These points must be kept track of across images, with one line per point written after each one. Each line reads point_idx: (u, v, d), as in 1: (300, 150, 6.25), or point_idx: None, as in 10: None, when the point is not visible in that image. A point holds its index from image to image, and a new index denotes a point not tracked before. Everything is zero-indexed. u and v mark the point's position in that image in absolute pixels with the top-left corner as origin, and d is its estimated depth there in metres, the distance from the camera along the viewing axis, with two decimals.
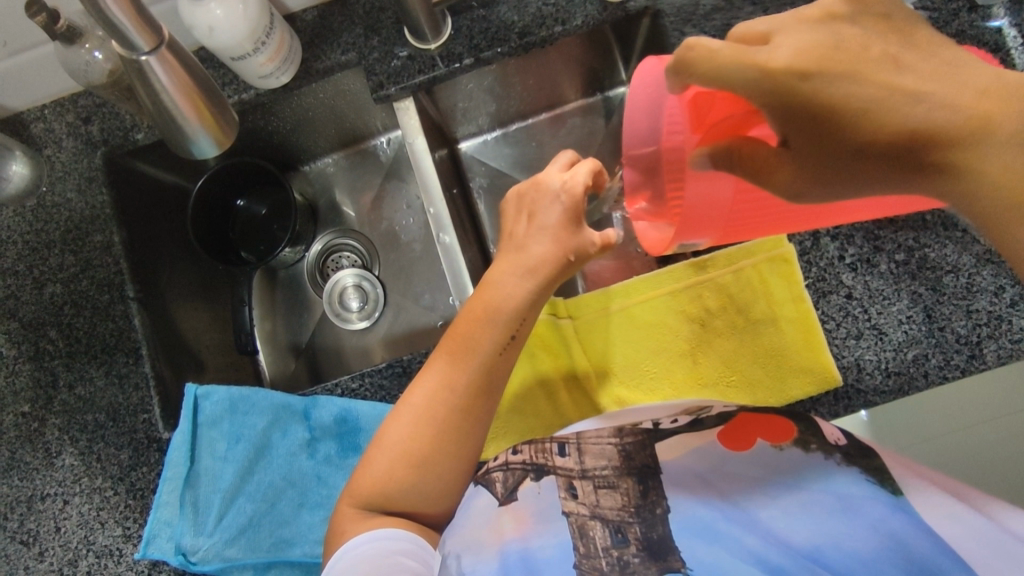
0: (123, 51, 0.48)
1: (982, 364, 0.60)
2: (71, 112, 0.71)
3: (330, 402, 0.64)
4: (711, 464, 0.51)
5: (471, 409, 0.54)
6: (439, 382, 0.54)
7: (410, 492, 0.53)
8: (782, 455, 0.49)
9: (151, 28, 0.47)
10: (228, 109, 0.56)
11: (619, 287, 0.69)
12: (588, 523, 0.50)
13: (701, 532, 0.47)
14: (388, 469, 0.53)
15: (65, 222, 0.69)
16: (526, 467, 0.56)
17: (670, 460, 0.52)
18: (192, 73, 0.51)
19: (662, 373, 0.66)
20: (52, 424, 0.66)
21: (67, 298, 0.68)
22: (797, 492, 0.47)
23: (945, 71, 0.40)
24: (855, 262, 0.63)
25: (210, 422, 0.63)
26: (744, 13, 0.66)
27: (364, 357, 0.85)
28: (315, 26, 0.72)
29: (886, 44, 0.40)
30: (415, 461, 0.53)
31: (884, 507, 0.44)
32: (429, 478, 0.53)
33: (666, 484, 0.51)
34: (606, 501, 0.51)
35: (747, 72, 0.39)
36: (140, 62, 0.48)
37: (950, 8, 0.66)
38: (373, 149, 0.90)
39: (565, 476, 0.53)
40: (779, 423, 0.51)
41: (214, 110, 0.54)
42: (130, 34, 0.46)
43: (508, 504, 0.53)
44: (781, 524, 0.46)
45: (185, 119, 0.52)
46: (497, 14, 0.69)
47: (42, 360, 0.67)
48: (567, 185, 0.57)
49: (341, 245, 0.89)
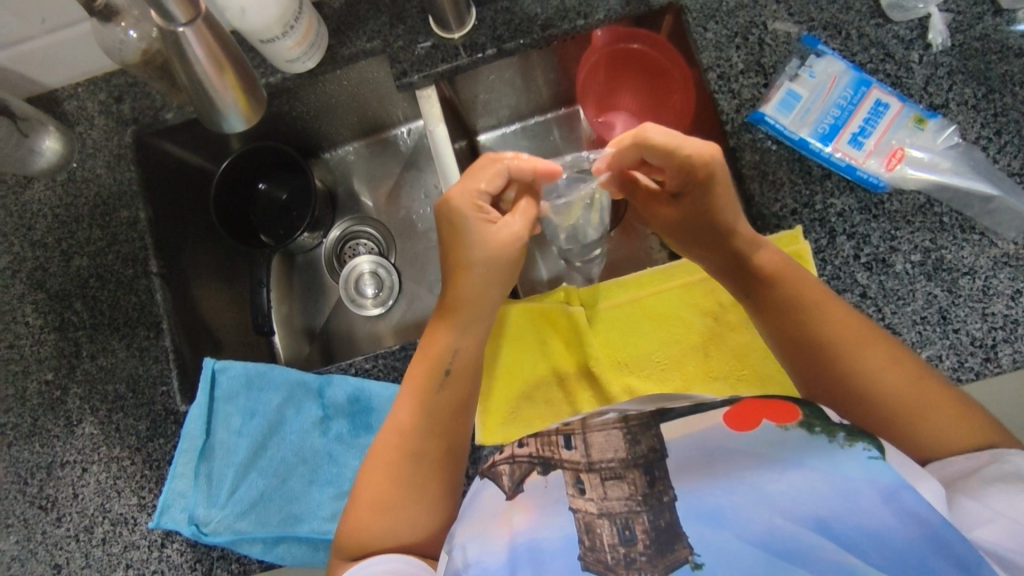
0: (161, 21, 0.49)
1: (997, 367, 0.61)
2: (103, 91, 0.72)
3: (343, 380, 0.65)
4: (713, 443, 0.49)
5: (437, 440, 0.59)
6: (405, 424, 0.59)
7: (399, 529, 0.56)
8: (787, 435, 0.48)
9: (188, 1, 0.48)
10: (260, 88, 0.57)
11: (631, 278, 0.69)
12: (596, 522, 0.48)
13: (704, 514, 0.46)
14: (368, 514, 0.56)
15: (94, 198, 0.71)
16: (532, 460, 0.52)
17: (675, 440, 0.50)
18: (226, 49, 0.52)
19: (673, 363, 0.66)
20: (74, 393, 0.68)
21: (93, 272, 0.70)
22: (803, 470, 0.47)
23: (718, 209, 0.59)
24: (870, 261, 0.64)
25: (227, 396, 0.65)
26: (768, 12, 0.69)
27: (377, 341, 0.87)
28: (343, 14, 0.72)
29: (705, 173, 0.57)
30: (398, 486, 0.57)
31: (883, 488, 0.45)
32: (405, 511, 0.57)
33: (672, 473, 0.48)
34: (612, 493, 0.48)
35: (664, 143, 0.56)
36: (177, 33, 0.49)
37: (974, 11, 0.67)
38: (394, 138, 0.91)
39: (571, 470, 0.51)
40: (784, 405, 0.51)
41: (244, 89, 0.55)
42: (167, 5, 0.47)
43: (517, 497, 0.51)
44: (789, 497, 0.46)
45: (218, 93, 0.54)
46: (520, 6, 0.70)
47: (67, 331, 0.69)
48: (483, 235, 0.60)
49: (358, 232, 0.90)
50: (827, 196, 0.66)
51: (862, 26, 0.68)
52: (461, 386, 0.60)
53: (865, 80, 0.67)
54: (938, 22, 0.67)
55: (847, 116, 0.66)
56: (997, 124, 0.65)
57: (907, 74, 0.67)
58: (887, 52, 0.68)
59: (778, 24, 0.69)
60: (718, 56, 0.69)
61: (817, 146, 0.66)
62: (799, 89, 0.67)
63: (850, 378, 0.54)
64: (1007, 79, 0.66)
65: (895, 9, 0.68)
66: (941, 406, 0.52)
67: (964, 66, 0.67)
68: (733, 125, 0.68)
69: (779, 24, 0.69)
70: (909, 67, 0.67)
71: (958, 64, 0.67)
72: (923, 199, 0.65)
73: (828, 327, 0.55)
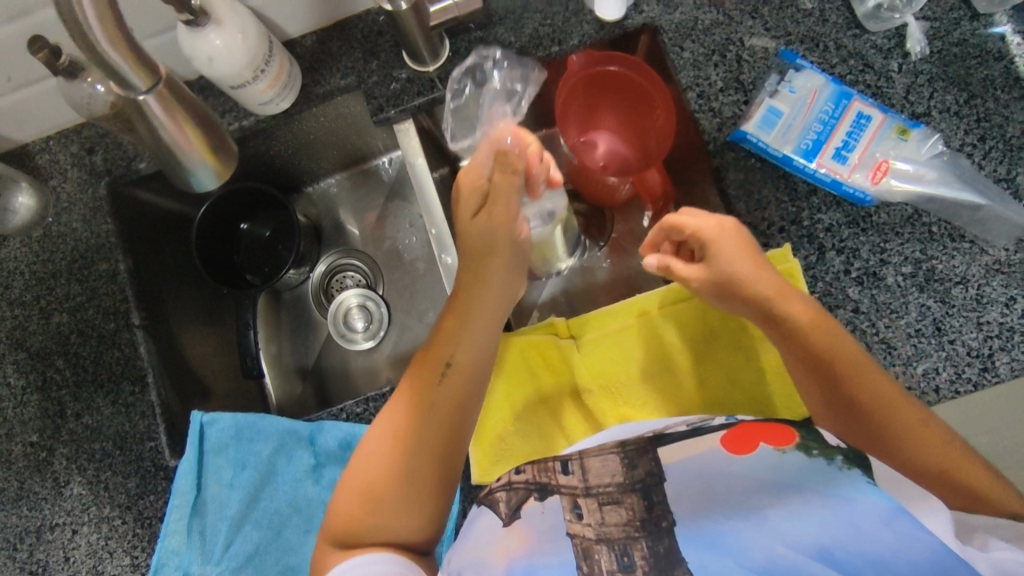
0: (120, 92, 0.39)
1: (995, 376, 0.61)
2: (75, 143, 0.71)
3: (335, 427, 0.64)
4: (711, 469, 0.52)
5: (422, 442, 0.57)
6: (401, 416, 0.57)
7: (384, 521, 0.55)
8: (784, 458, 0.50)
9: (146, 63, 0.38)
10: (223, 135, 0.45)
11: (620, 304, 0.67)
12: (595, 547, 0.50)
13: (704, 541, 0.48)
14: (360, 502, 0.56)
15: (71, 253, 0.69)
16: (529, 486, 0.55)
17: (672, 464, 0.53)
18: (184, 100, 0.41)
19: (667, 391, 0.65)
20: (60, 453, 0.66)
21: (74, 327, 0.68)
22: (802, 496, 0.48)
23: (745, 272, 0.58)
24: (861, 275, 0.64)
25: (216, 449, 0.63)
26: (744, 28, 0.69)
27: (368, 377, 0.85)
28: (315, 51, 0.70)
29: (720, 244, 0.59)
30: (391, 477, 0.56)
31: (884, 511, 0.44)
32: (390, 511, 0.56)
33: (671, 498, 0.51)
34: (612, 518, 0.51)
35: (693, 225, 0.60)
36: (138, 101, 0.39)
37: (952, 17, 0.67)
38: (375, 168, 0.90)
39: (569, 495, 0.54)
40: (782, 429, 0.52)
41: (200, 127, 0.42)
42: (126, 75, 0.37)
43: (514, 523, 0.53)
44: (789, 525, 0.47)
45: (164, 127, 0.41)
46: (494, 34, 0.69)
47: (50, 391, 0.67)
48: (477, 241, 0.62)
49: (345, 265, 0.90)
50: (814, 211, 0.65)
51: (839, 38, 0.68)
52: (461, 383, 0.59)
53: (846, 93, 0.66)
54: (914, 30, 0.66)
55: (829, 130, 0.65)
56: (980, 130, 0.65)
57: (888, 84, 0.67)
58: (866, 62, 0.67)
59: (754, 39, 0.68)
60: (696, 76, 0.69)
61: (801, 162, 0.64)
62: (780, 105, 0.66)
63: (888, 436, 0.53)
64: (988, 83, 0.66)
65: (871, 19, 0.67)
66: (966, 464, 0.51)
67: (944, 72, 0.66)
68: (715, 144, 0.67)
69: (756, 40, 0.68)
70: (889, 76, 0.67)
71: (938, 71, 0.66)
72: (910, 210, 0.64)
73: (853, 383, 0.54)
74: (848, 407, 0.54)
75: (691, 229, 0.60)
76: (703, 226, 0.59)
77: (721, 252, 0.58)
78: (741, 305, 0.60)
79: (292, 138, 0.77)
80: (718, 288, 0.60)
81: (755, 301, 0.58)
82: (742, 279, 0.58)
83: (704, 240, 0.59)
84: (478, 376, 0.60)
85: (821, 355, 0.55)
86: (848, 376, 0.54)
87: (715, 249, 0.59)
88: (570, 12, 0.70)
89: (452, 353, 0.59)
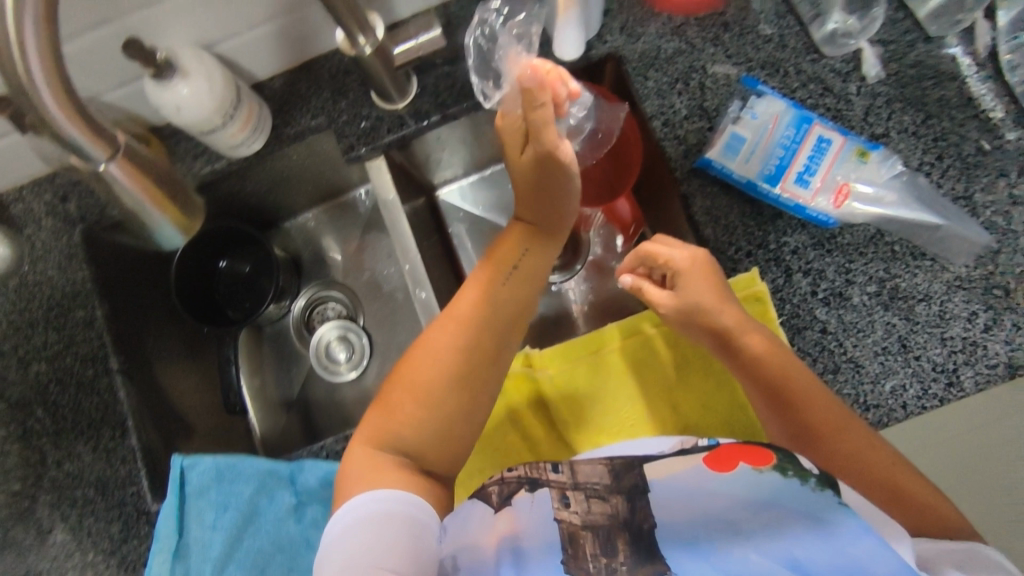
0: (80, 164, 0.39)
1: (961, 391, 0.62)
2: (49, 192, 0.71)
3: (315, 465, 0.66)
4: (695, 485, 0.53)
5: (481, 340, 0.62)
6: (470, 307, 0.63)
7: (428, 419, 0.59)
8: (762, 477, 0.52)
9: (104, 134, 0.38)
10: (190, 192, 0.45)
11: (592, 334, 0.68)
12: (580, 532, 0.51)
13: (684, 545, 0.50)
14: (414, 396, 0.59)
15: (48, 300, 0.70)
16: (520, 481, 0.57)
17: (657, 479, 0.55)
18: (146, 164, 0.41)
19: (640, 418, 0.67)
20: (42, 501, 0.66)
21: (53, 375, 0.69)
22: (777, 512, 0.50)
23: (709, 304, 0.62)
24: (827, 296, 0.65)
25: (197, 492, 0.64)
26: (706, 56, 0.70)
27: (352, 410, 0.86)
28: (284, 93, 0.71)
29: (691, 272, 0.63)
30: (446, 374, 0.60)
31: (856, 530, 0.46)
32: (436, 407, 0.59)
33: (654, 504, 0.53)
34: (595, 507, 0.53)
35: (671, 255, 0.65)
36: (99, 171, 0.39)
37: (905, 40, 0.69)
38: (353, 201, 0.91)
39: (557, 488, 0.55)
40: (761, 450, 0.54)
41: (161, 186, 0.42)
42: (83, 147, 0.38)
43: (504, 510, 0.55)
44: (764, 537, 0.49)
45: (127, 190, 0.41)
46: (461, 70, 0.70)
47: (31, 439, 0.68)
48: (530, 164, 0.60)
49: (325, 296, 0.90)
50: (780, 235, 0.66)
51: (798, 63, 0.69)
52: (522, 288, 0.66)
53: (806, 117, 0.67)
54: (869, 55, 0.68)
55: (791, 155, 0.66)
56: (937, 149, 0.67)
57: (847, 107, 0.68)
58: (826, 86, 0.69)
59: (717, 66, 0.70)
60: (660, 104, 0.70)
61: (766, 188, 0.66)
62: (742, 131, 0.66)
63: (844, 465, 0.56)
64: (944, 104, 0.67)
65: (828, 44, 0.69)
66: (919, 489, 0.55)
67: (901, 94, 0.68)
68: (682, 171, 0.68)
69: (718, 67, 0.70)
70: (848, 99, 0.68)
71: (895, 93, 0.68)
72: (873, 230, 0.66)
73: (808, 411, 0.57)
74: (805, 440, 0.58)
75: (667, 259, 0.65)
76: (678, 257, 0.64)
77: (691, 281, 0.63)
78: (704, 337, 0.63)
79: (265, 174, 0.77)
80: (685, 316, 0.64)
81: (714, 331, 0.63)
82: (704, 307, 0.62)
83: (679, 268, 0.64)
84: (528, 298, 0.67)
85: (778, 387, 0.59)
86: (804, 402, 0.58)
87: (685, 279, 0.63)
88: (535, 45, 0.71)
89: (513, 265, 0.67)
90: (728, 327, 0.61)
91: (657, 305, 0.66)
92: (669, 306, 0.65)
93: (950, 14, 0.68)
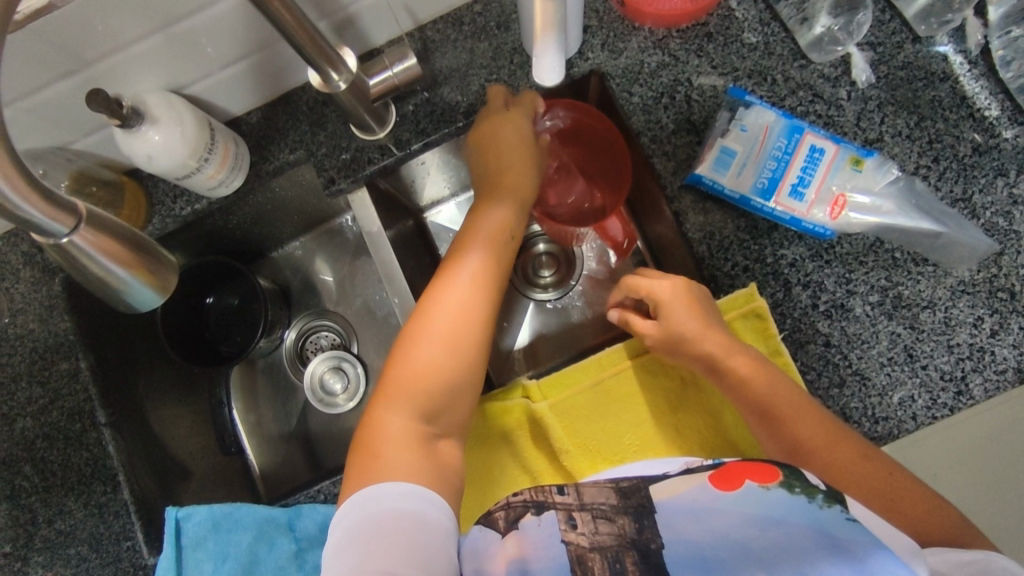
0: (42, 239, 0.38)
1: (970, 399, 0.61)
2: (26, 241, 0.70)
3: (314, 510, 0.64)
4: (701, 503, 0.52)
5: (481, 301, 0.62)
6: (476, 270, 0.63)
7: (434, 387, 0.58)
8: (770, 494, 0.50)
9: (65, 206, 0.37)
10: (163, 250, 0.44)
11: (589, 361, 0.67)
12: (588, 554, 0.50)
13: (693, 567, 0.48)
14: (428, 362, 0.59)
15: (30, 353, 0.68)
16: (526, 504, 0.55)
17: (664, 500, 0.53)
18: (113, 230, 0.40)
19: (643, 444, 0.65)
20: (35, 561, 0.65)
21: (38, 431, 0.67)
22: (786, 528, 0.48)
23: (689, 333, 0.61)
24: (830, 308, 0.63)
25: (194, 543, 0.62)
26: (690, 67, 0.68)
27: (350, 441, 0.84)
28: (261, 127, 0.70)
29: (669, 300, 0.63)
30: (457, 332, 0.60)
31: (867, 545, 0.45)
32: (446, 372, 0.59)
33: (661, 526, 0.51)
34: (603, 528, 0.52)
35: (656, 288, 0.65)
36: (63, 245, 0.38)
37: (894, 41, 0.67)
38: (340, 227, 0.89)
39: (564, 509, 0.54)
40: (765, 466, 0.52)
41: (129, 251, 0.40)
42: (42, 223, 0.36)
43: (511, 534, 0.53)
44: (772, 553, 0.47)
45: (96, 262, 0.39)
46: (441, 95, 0.69)
47: (19, 498, 0.66)
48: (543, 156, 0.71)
49: (318, 326, 0.89)
50: (777, 248, 0.65)
51: (786, 69, 0.67)
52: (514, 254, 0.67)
53: (797, 126, 0.65)
54: (858, 59, 0.67)
55: (784, 167, 0.64)
56: (933, 152, 0.65)
57: (838, 113, 0.66)
58: (815, 92, 0.67)
59: (702, 78, 0.68)
60: (647, 119, 0.68)
61: (759, 202, 0.64)
62: (732, 145, 0.65)
63: (848, 479, 0.54)
64: (937, 104, 0.66)
65: (814, 50, 0.67)
66: (924, 502, 0.53)
67: (892, 97, 0.66)
68: (672, 188, 0.67)
69: (704, 78, 0.68)
70: (838, 104, 0.66)
71: (886, 96, 0.66)
72: (872, 238, 0.64)
73: (803, 430, 0.56)
74: (806, 459, 0.56)
75: (649, 288, 0.65)
76: (663, 288, 0.64)
77: (666, 310, 0.63)
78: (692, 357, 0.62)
79: (248, 209, 0.75)
80: (669, 344, 0.63)
81: (702, 357, 0.62)
82: (688, 336, 0.61)
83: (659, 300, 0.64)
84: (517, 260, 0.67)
85: (771, 407, 0.57)
86: (798, 418, 0.56)
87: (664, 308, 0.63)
88: (516, 65, 0.68)
89: (495, 227, 0.66)
90: (716, 351, 0.61)
91: (643, 336, 0.66)
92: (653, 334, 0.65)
93: (938, 14, 0.66)
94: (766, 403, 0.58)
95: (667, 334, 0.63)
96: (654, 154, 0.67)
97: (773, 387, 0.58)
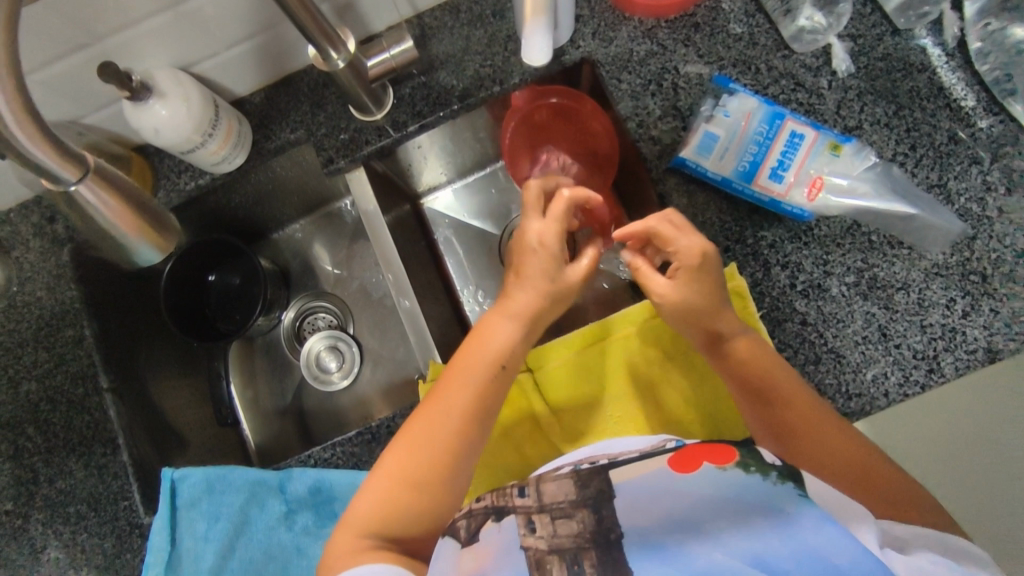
0: (51, 185, 0.40)
1: (942, 377, 0.62)
2: (37, 213, 0.73)
3: (304, 474, 0.66)
4: (661, 485, 0.49)
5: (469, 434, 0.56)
6: (468, 401, 0.56)
7: (405, 508, 0.54)
8: (725, 475, 0.48)
9: (74, 156, 0.40)
10: (165, 209, 0.46)
11: (570, 337, 0.69)
12: (546, 558, 0.47)
13: (650, 554, 0.45)
14: (401, 486, 0.54)
15: (36, 320, 0.71)
16: (487, 512, 0.53)
17: (621, 483, 0.51)
18: (119, 183, 0.42)
19: (623, 417, 0.67)
20: (35, 518, 0.67)
21: (42, 395, 0.70)
22: (743, 509, 0.46)
23: (711, 301, 0.59)
24: (807, 288, 0.65)
25: (188, 503, 0.64)
26: (677, 57, 0.71)
27: (342, 418, 0.86)
28: (264, 108, 0.73)
29: (696, 263, 0.60)
30: (437, 462, 0.55)
31: (817, 516, 0.44)
32: (418, 501, 0.55)
33: (619, 511, 0.48)
34: (562, 530, 0.48)
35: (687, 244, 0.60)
36: (70, 191, 0.40)
37: (874, 33, 0.69)
38: (339, 211, 0.91)
39: (524, 514, 0.51)
40: (722, 447, 0.51)
41: (132, 204, 0.43)
42: (52, 169, 0.39)
43: (471, 547, 0.50)
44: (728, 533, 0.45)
45: (101, 212, 0.42)
46: (436, 79, 0.71)
47: (22, 458, 0.69)
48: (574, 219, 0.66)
49: (316, 306, 0.92)
50: (757, 230, 0.67)
51: (770, 59, 0.70)
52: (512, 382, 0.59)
53: (778, 113, 0.67)
54: (839, 51, 0.69)
55: (765, 151, 0.66)
56: (910, 140, 0.67)
57: (820, 102, 0.69)
58: (797, 82, 0.69)
59: (688, 66, 0.71)
60: (635, 105, 0.71)
61: (740, 185, 0.66)
62: (715, 129, 0.66)
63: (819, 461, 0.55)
64: (915, 95, 0.68)
65: (797, 40, 0.70)
66: (889, 482, 0.54)
67: (872, 87, 0.69)
68: (658, 171, 0.69)
69: (690, 67, 0.71)
70: (820, 93, 0.69)
71: (866, 85, 0.69)
72: (849, 221, 0.66)
73: (781, 408, 0.57)
74: (782, 436, 0.57)
75: (677, 242, 0.61)
76: (693, 252, 0.60)
77: (695, 274, 0.60)
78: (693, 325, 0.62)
79: (249, 188, 0.77)
80: (684, 303, 0.61)
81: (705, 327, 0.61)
82: (703, 306, 0.60)
83: (689, 255, 0.60)
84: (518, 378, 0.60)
85: (752, 381, 0.59)
86: (778, 399, 0.57)
87: (687, 266, 0.60)
88: (509, 52, 0.71)
89: (493, 353, 0.58)
90: (719, 325, 0.60)
91: (653, 288, 0.63)
92: (668, 291, 0.61)
93: (917, 7, 0.69)
94: (756, 378, 0.58)
95: (677, 297, 0.61)
96: (642, 138, 0.70)
97: (753, 357, 0.59)
